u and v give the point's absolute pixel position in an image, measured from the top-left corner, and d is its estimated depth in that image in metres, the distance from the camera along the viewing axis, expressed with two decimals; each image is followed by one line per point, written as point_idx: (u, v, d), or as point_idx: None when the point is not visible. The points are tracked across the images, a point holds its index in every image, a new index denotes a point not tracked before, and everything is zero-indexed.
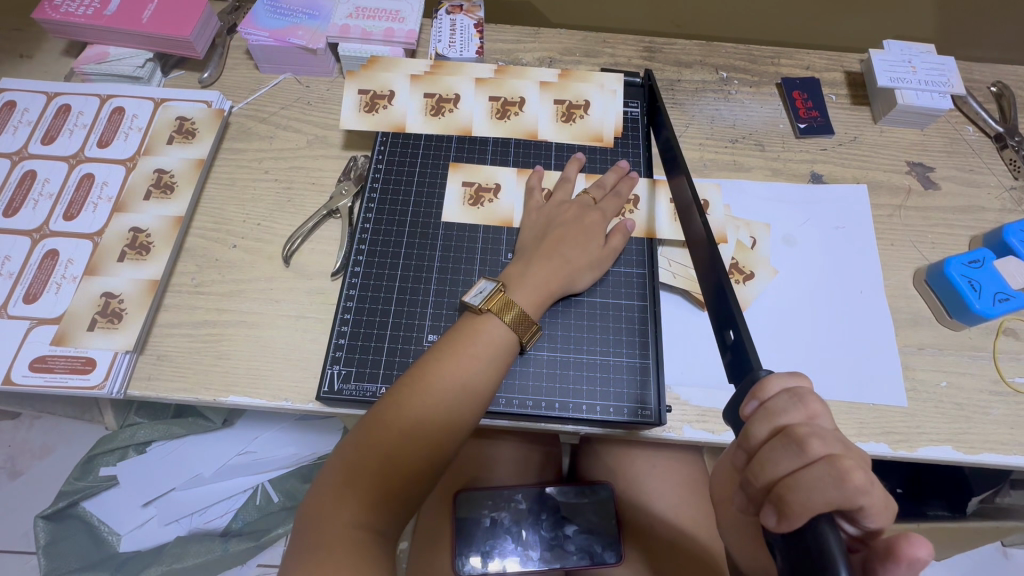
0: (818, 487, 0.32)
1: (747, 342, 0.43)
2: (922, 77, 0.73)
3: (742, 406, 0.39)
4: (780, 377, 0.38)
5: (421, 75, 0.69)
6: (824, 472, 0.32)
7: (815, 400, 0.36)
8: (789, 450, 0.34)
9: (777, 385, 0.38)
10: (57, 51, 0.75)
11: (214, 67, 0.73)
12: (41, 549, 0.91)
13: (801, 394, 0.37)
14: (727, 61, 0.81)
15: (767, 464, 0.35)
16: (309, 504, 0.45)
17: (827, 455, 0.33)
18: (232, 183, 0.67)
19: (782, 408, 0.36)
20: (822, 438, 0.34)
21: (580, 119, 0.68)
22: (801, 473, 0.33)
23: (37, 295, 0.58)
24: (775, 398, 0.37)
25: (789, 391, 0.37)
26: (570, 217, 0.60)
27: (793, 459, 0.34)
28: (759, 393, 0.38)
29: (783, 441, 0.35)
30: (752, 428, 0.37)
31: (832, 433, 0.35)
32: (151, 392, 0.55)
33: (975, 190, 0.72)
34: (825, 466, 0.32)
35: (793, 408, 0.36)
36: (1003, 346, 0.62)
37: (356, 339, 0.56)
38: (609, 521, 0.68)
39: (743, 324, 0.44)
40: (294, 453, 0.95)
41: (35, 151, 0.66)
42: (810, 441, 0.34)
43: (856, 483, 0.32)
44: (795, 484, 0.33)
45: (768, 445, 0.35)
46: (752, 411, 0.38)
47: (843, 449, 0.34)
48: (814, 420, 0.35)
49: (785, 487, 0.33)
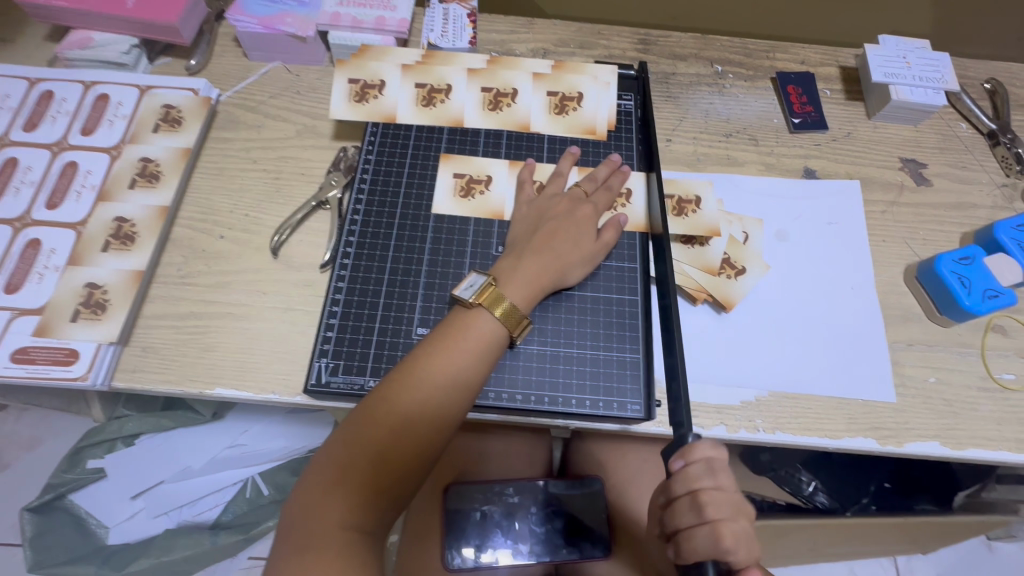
0: (703, 546, 0.41)
1: (682, 400, 0.45)
2: (917, 73, 0.73)
3: (669, 460, 0.43)
4: (705, 446, 0.42)
5: (412, 65, 0.68)
6: (708, 534, 0.41)
7: (723, 472, 0.42)
8: (690, 511, 0.42)
9: (702, 452, 0.42)
10: (40, 36, 0.73)
11: (201, 54, 0.72)
12: (27, 541, 0.90)
13: (715, 465, 0.42)
14: (723, 54, 0.80)
15: (675, 515, 0.43)
16: (295, 502, 0.45)
17: (717, 521, 0.41)
18: (219, 172, 0.66)
19: (697, 476, 0.42)
20: (718, 506, 0.41)
21: (573, 111, 0.68)
22: (696, 532, 0.41)
23: (19, 286, 0.57)
24: (695, 464, 0.42)
25: (705, 461, 0.42)
26: (562, 210, 0.60)
27: (692, 517, 0.42)
28: (685, 455, 0.42)
29: (690, 503, 0.42)
30: (671, 483, 0.43)
31: (728, 497, 0.42)
32: (136, 384, 0.54)
33: (967, 186, 0.72)
34: (710, 530, 0.41)
35: (704, 478, 0.42)
36: (991, 342, 0.62)
37: (344, 332, 0.56)
38: (598, 515, 0.69)
39: (682, 381, 0.47)
40: (284, 446, 0.94)
41: (17, 138, 0.64)
42: (705, 507, 0.41)
43: (732, 546, 0.40)
44: (688, 537, 0.42)
45: (678, 500, 0.43)
46: (674, 469, 0.43)
47: (730, 514, 0.41)
48: (720, 486, 0.41)
49: (682, 535, 0.42)
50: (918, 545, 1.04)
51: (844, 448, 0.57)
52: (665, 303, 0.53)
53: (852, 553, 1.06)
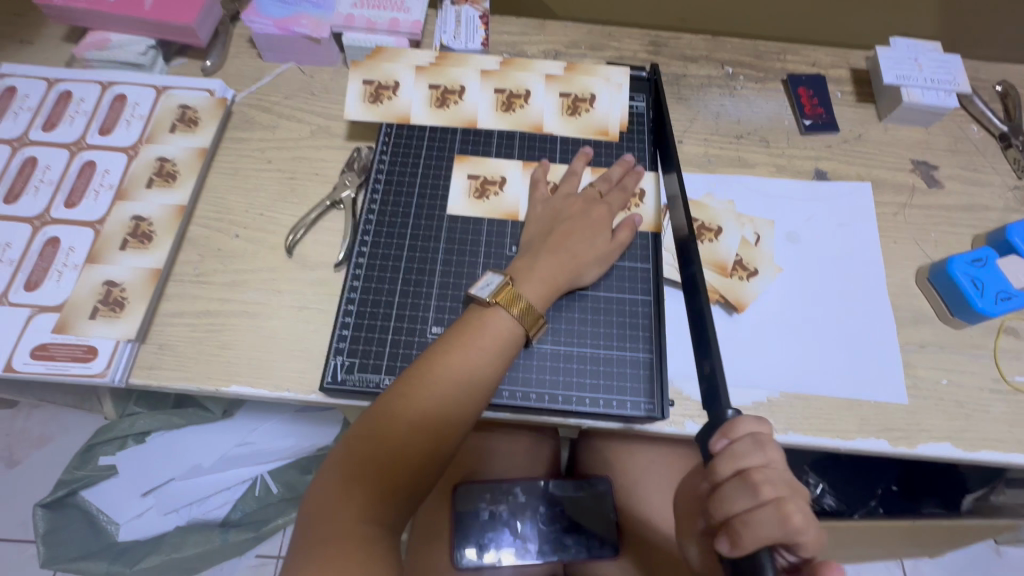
0: (766, 526, 0.37)
1: (720, 382, 0.44)
2: (929, 75, 0.73)
3: (711, 441, 0.42)
4: (748, 422, 0.41)
5: (426, 66, 0.69)
6: (771, 513, 0.37)
7: (773, 447, 0.40)
8: (743, 491, 0.39)
9: (745, 427, 0.41)
10: (58, 37, 0.74)
11: (217, 55, 0.73)
12: (41, 537, 0.92)
13: (763, 440, 0.40)
14: (733, 56, 0.80)
15: (724, 501, 0.39)
16: (312, 498, 0.45)
17: (778, 499, 0.38)
18: (235, 172, 0.66)
19: (745, 451, 0.40)
20: (774, 483, 0.38)
21: (585, 112, 0.68)
22: (755, 514, 0.38)
23: (38, 283, 0.57)
24: (740, 441, 0.40)
25: (753, 436, 0.40)
26: (578, 210, 0.60)
27: (748, 498, 0.38)
28: (728, 432, 0.41)
29: (742, 483, 0.39)
30: (717, 465, 0.41)
31: (784, 476, 0.39)
32: (153, 381, 0.55)
33: (979, 189, 0.72)
34: (774, 507, 0.37)
35: (754, 453, 0.40)
36: (1003, 344, 0.62)
37: (359, 330, 0.56)
38: (607, 515, 0.69)
39: (718, 359, 0.45)
40: (294, 444, 0.95)
41: (36, 138, 0.65)
42: (762, 485, 0.38)
43: (799, 525, 0.37)
44: (748, 521, 0.38)
45: (726, 483, 0.40)
46: (718, 449, 0.41)
47: (788, 491, 0.39)
48: (771, 463, 0.39)
49: (740, 522, 0.38)
50: (926, 548, 1.04)
51: (856, 449, 0.57)
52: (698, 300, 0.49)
53: (859, 556, 1.05)
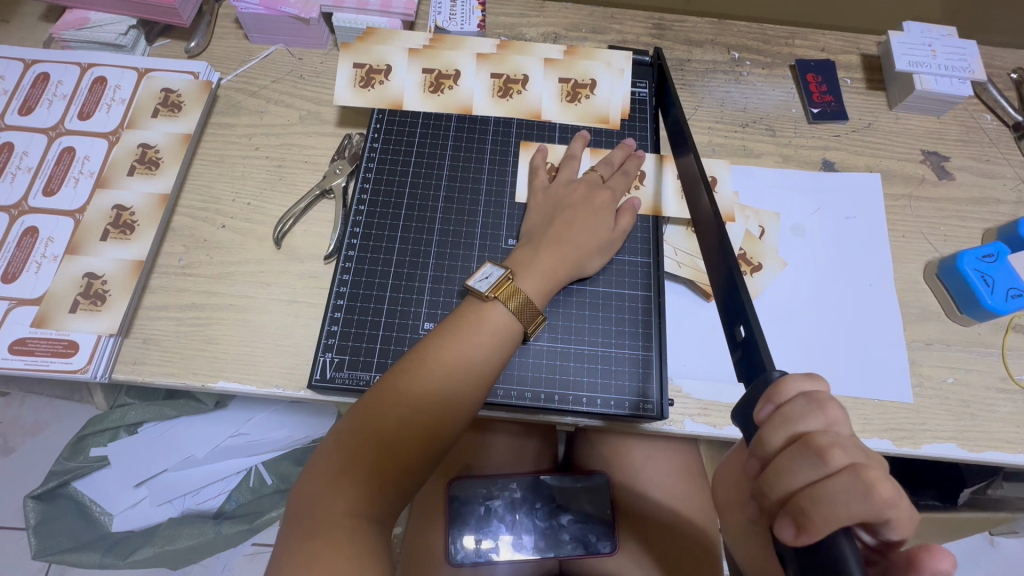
0: (843, 498, 0.30)
1: (760, 344, 0.40)
2: (943, 61, 0.70)
3: (756, 409, 0.36)
4: (797, 380, 0.36)
5: (420, 49, 0.66)
6: (848, 482, 0.31)
7: (834, 406, 0.34)
8: (808, 460, 0.32)
9: (793, 388, 0.36)
10: (35, 16, 0.71)
11: (202, 36, 0.70)
12: (31, 528, 0.91)
13: (820, 399, 0.34)
14: (740, 40, 0.77)
15: (783, 474, 0.33)
16: (302, 492, 0.43)
17: (848, 467, 0.31)
18: (220, 160, 0.64)
19: (800, 414, 0.34)
20: (842, 447, 0.32)
21: (586, 99, 0.66)
22: (827, 487, 0.31)
23: (16, 275, 0.55)
24: (792, 403, 0.35)
25: (805, 396, 0.35)
26: (579, 196, 0.58)
27: (813, 469, 0.32)
28: (774, 396, 0.36)
29: (802, 451, 0.33)
30: (766, 434, 0.35)
31: (852, 441, 0.33)
32: (137, 376, 0.53)
33: (990, 180, 0.70)
34: (850, 476, 0.31)
35: (811, 415, 0.34)
36: (1011, 342, 0.61)
37: (349, 326, 0.54)
38: (604, 511, 0.67)
39: (755, 321, 0.41)
40: (288, 435, 0.94)
41: (13, 122, 0.62)
42: (830, 450, 0.32)
43: (886, 498, 0.31)
44: (817, 497, 0.31)
45: (782, 453, 0.33)
46: (765, 417, 0.35)
47: (864, 457, 0.32)
48: (834, 425, 0.33)
49: (809, 499, 0.31)
50: (924, 540, 1.04)
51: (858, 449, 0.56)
52: (728, 267, 0.46)
53: None
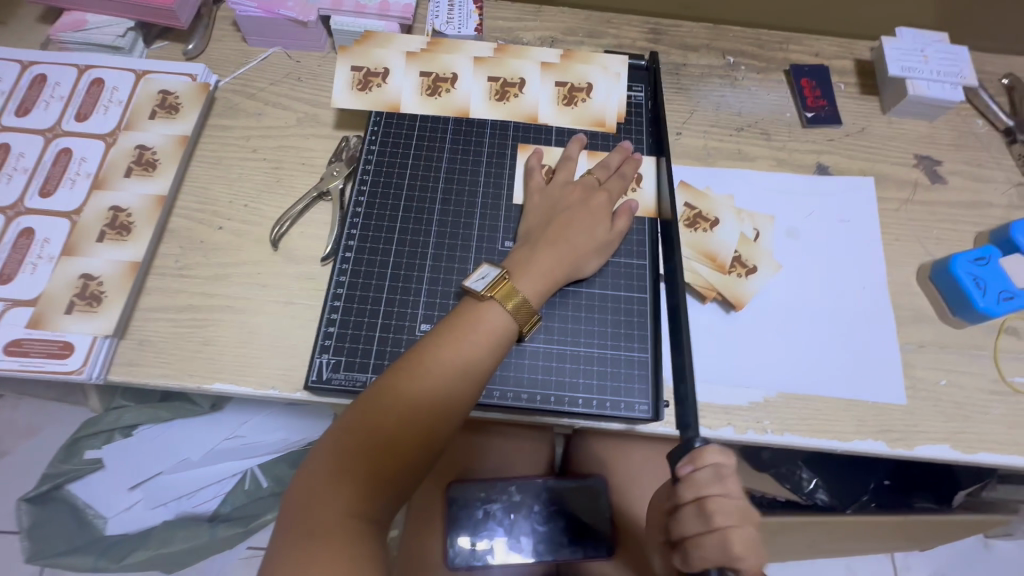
0: (712, 555, 0.41)
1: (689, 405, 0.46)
2: (935, 67, 0.71)
3: (677, 466, 0.43)
4: (714, 451, 0.42)
5: (417, 52, 0.66)
6: (718, 543, 0.41)
7: (731, 479, 0.42)
8: (697, 519, 0.42)
9: (709, 457, 0.42)
10: (32, 17, 0.71)
11: (200, 39, 0.70)
12: (25, 531, 0.92)
13: (723, 471, 0.42)
14: (735, 45, 0.78)
15: (679, 523, 0.43)
16: (297, 491, 0.43)
17: (727, 530, 0.41)
18: (217, 161, 0.64)
19: (705, 482, 0.42)
20: (726, 512, 0.41)
21: (582, 103, 0.66)
22: (704, 539, 0.41)
23: (12, 276, 0.55)
24: (704, 469, 0.42)
25: (716, 467, 0.42)
26: (577, 198, 0.59)
27: (698, 525, 0.42)
28: (695, 459, 0.42)
29: (697, 514, 0.42)
30: (678, 489, 0.43)
31: (738, 501, 0.42)
32: (133, 378, 0.53)
33: (982, 185, 0.70)
34: (721, 538, 0.41)
35: (712, 485, 0.41)
36: (1003, 344, 0.61)
37: (346, 328, 0.54)
38: (602, 516, 0.67)
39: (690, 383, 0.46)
40: (283, 438, 0.93)
41: (10, 123, 0.62)
42: (715, 515, 0.41)
43: (741, 553, 0.41)
44: (702, 542, 0.41)
45: (683, 508, 0.42)
46: (681, 475, 0.42)
47: (738, 520, 0.41)
48: (728, 493, 0.41)
49: (691, 545, 0.42)
50: (919, 543, 1.04)
51: (853, 451, 0.56)
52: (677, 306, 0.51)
53: (851, 549, 1.05)
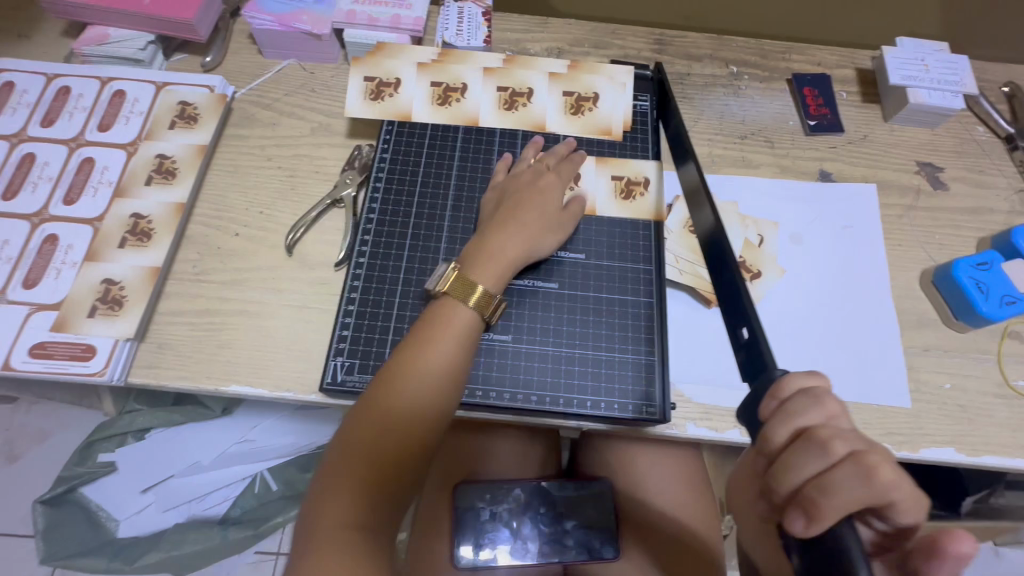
0: (848, 487, 0.32)
1: (762, 342, 0.42)
2: (936, 75, 0.72)
3: (760, 405, 0.38)
4: (798, 377, 0.37)
5: (428, 63, 0.68)
6: (851, 471, 0.32)
7: (832, 399, 0.36)
8: (812, 452, 0.34)
9: (794, 385, 0.37)
10: (56, 31, 0.74)
11: (217, 51, 0.72)
12: (41, 532, 0.93)
13: (818, 392, 0.36)
14: (739, 55, 0.79)
15: (790, 470, 0.34)
16: (306, 503, 0.45)
17: (854, 453, 0.33)
18: (234, 170, 0.66)
19: (801, 409, 0.36)
20: (844, 437, 0.34)
21: (589, 112, 0.68)
22: (835, 485, 0.32)
23: (37, 281, 0.57)
24: (794, 398, 0.36)
25: (805, 389, 0.36)
26: (527, 180, 0.60)
27: (819, 460, 0.33)
28: (777, 393, 0.37)
29: (808, 445, 0.34)
30: (770, 430, 0.36)
31: (853, 429, 0.35)
32: (152, 380, 0.55)
33: (984, 191, 0.71)
34: (852, 464, 0.33)
35: (812, 408, 0.35)
36: (1007, 348, 0.62)
37: (360, 331, 0.56)
38: (608, 517, 0.68)
39: (758, 324, 0.44)
40: (293, 442, 0.94)
41: (34, 134, 0.65)
42: (832, 441, 0.34)
43: (890, 481, 0.32)
44: (825, 489, 0.33)
45: (788, 449, 0.35)
46: (770, 413, 0.37)
47: (866, 444, 0.34)
48: (835, 416, 0.35)
49: (819, 494, 0.33)
50: None
51: None
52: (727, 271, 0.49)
53: None
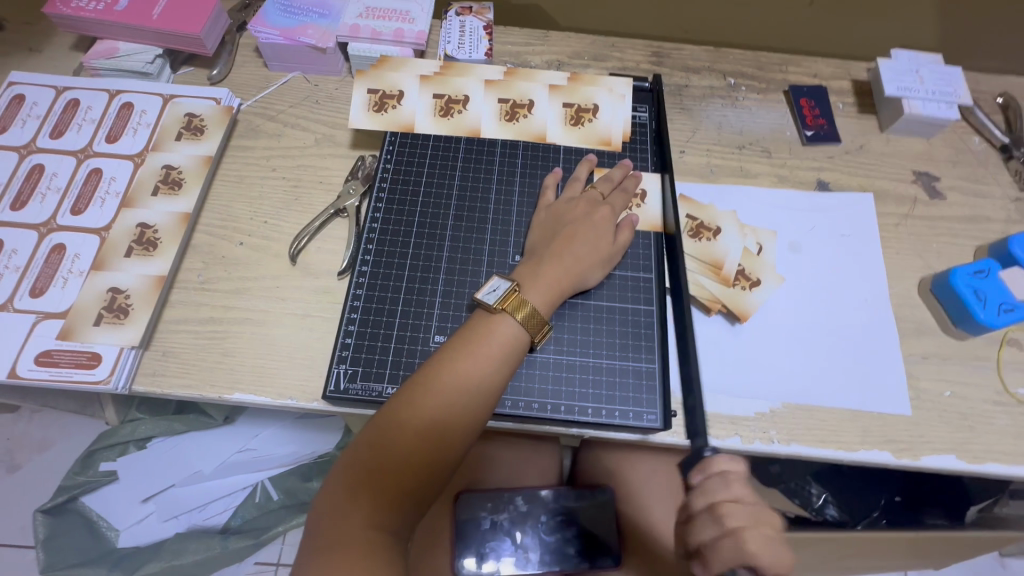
0: (729, 552, 0.44)
1: (699, 418, 0.54)
2: (931, 87, 0.73)
3: (690, 475, 0.49)
4: (721, 460, 0.48)
5: (431, 76, 0.69)
6: (733, 542, 0.44)
7: (740, 484, 0.47)
8: (711, 520, 0.46)
9: (718, 466, 0.48)
10: (67, 45, 0.75)
11: (223, 65, 0.74)
12: (40, 543, 0.92)
13: (731, 477, 0.47)
14: (736, 67, 0.81)
15: (694, 528, 0.47)
16: (321, 505, 0.45)
17: (736, 529, 0.44)
18: (240, 180, 0.67)
19: (714, 487, 0.47)
20: (737, 514, 0.45)
21: (588, 123, 0.69)
22: (719, 545, 0.45)
23: (43, 290, 0.58)
24: (712, 477, 0.47)
25: (722, 473, 0.47)
26: (582, 212, 0.61)
27: (713, 529, 0.46)
28: (703, 468, 0.48)
29: (710, 516, 0.46)
30: (691, 497, 0.48)
31: (750, 509, 0.46)
32: (157, 388, 0.55)
33: (981, 200, 0.72)
34: (734, 536, 0.44)
35: (721, 488, 0.46)
36: (1006, 356, 0.62)
37: (362, 339, 0.56)
38: (608, 526, 0.68)
39: (699, 399, 0.54)
40: (294, 451, 0.95)
41: (44, 145, 0.66)
42: (725, 516, 0.45)
43: (757, 551, 0.43)
44: (712, 546, 0.45)
45: (697, 512, 0.47)
46: (694, 483, 0.48)
47: (752, 523, 0.45)
48: (738, 498, 0.46)
49: (707, 548, 0.45)
50: (932, 561, 1.02)
51: (859, 461, 0.57)
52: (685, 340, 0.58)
53: (862, 567, 1.03)
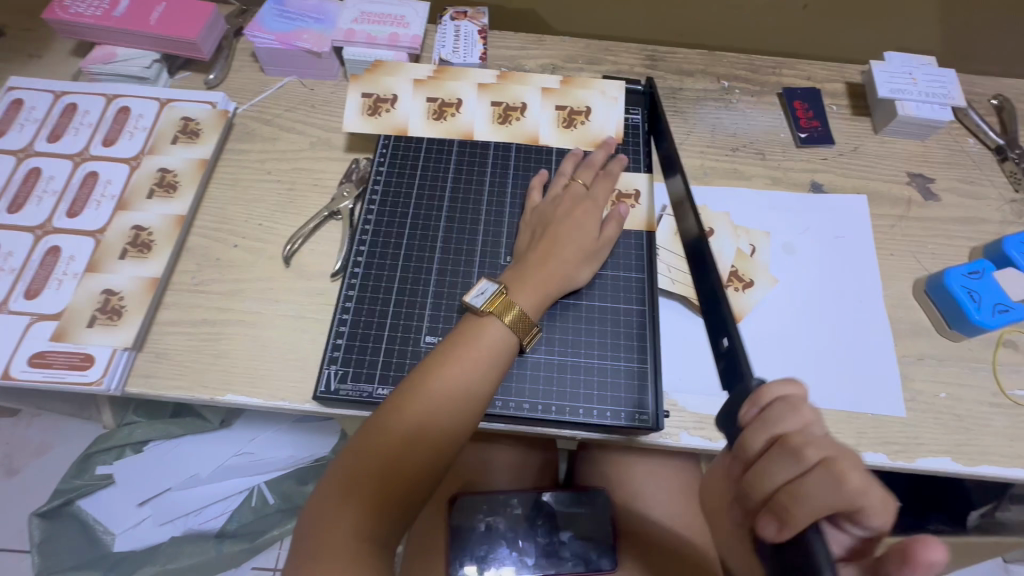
0: (818, 492, 0.33)
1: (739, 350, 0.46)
2: (923, 88, 0.73)
3: (742, 411, 0.40)
4: (778, 385, 0.39)
5: (424, 80, 0.70)
6: (822, 476, 0.33)
7: (809, 409, 0.37)
8: (786, 458, 0.35)
9: (774, 394, 0.39)
10: (65, 51, 0.76)
11: (220, 70, 0.74)
12: (35, 546, 0.92)
13: (797, 402, 0.37)
14: (729, 70, 0.81)
15: (765, 475, 0.36)
16: (309, 513, 0.45)
17: (825, 459, 0.34)
18: (235, 183, 0.67)
19: (780, 415, 0.37)
20: (817, 444, 0.35)
21: (580, 125, 0.69)
22: (798, 483, 0.34)
23: (39, 291, 0.58)
24: (772, 405, 0.38)
25: (784, 399, 0.38)
26: (565, 209, 0.61)
27: (789, 468, 0.35)
28: (758, 399, 0.39)
29: (779, 454, 0.35)
30: (749, 436, 0.38)
31: (829, 438, 0.35)
32: (149, 389, 0.55)
33: (976, 201, 0.72)
34: (823, 469, 0.33)
35: (789, 416, 0.36)
36: (1002, 357, 0.62)
37: (353, 341, 0.56)
38: (605, 529, 0.67)
39: (736, 333, 0.48)
40: (291, 455, 0.95)
41: (41, 148, 0.66)
42: (804, 449, 0.34)
43: (857, 486, 0.32)
44: (797, 494, 0.33)
45: (764, 456, 0.36)
46: (749, 418, 0.39)
47: (839, 451, 0.34)
48: (809, 427, 0.36)
49: (782, 496, 0.34)
50: None
51: None
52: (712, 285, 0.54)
53: None
